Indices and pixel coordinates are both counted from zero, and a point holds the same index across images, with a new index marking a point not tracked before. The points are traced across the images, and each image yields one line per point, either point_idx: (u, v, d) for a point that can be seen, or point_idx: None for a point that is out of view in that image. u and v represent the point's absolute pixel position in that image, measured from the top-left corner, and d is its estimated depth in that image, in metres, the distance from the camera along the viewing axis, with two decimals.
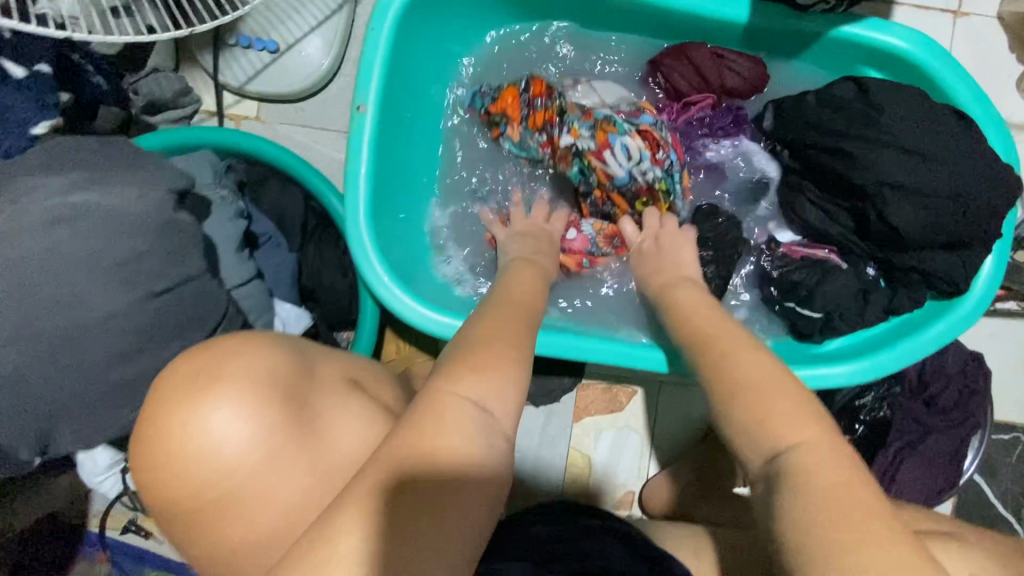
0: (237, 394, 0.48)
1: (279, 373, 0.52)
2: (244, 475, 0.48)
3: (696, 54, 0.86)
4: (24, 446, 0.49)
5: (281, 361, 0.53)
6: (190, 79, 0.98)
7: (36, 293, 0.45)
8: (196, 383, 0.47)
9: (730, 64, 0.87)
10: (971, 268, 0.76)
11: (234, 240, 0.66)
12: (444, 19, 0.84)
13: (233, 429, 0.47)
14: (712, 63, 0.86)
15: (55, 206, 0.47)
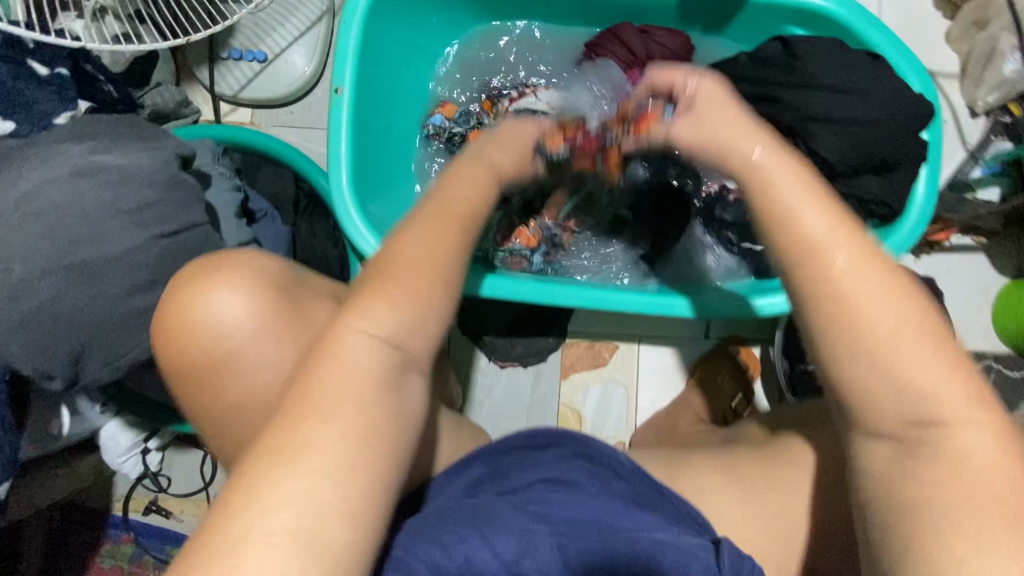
0: (230, 282, 0.55)
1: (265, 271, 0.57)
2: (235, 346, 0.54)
3: (623, 33, 0.95)
4: (59, 370, 0.57)
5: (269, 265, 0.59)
6: (190, 93, 1.10)
7: (66, 233, 0.54)
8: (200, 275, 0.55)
9: (656, 39, 0.94)
10: (901, 187, 0.83)
11: (232, 207, 0.75)
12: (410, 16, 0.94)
13: (228, 307, 0.54)
14: (638, 40, 0.94)
15: (79, 163, 0.56)
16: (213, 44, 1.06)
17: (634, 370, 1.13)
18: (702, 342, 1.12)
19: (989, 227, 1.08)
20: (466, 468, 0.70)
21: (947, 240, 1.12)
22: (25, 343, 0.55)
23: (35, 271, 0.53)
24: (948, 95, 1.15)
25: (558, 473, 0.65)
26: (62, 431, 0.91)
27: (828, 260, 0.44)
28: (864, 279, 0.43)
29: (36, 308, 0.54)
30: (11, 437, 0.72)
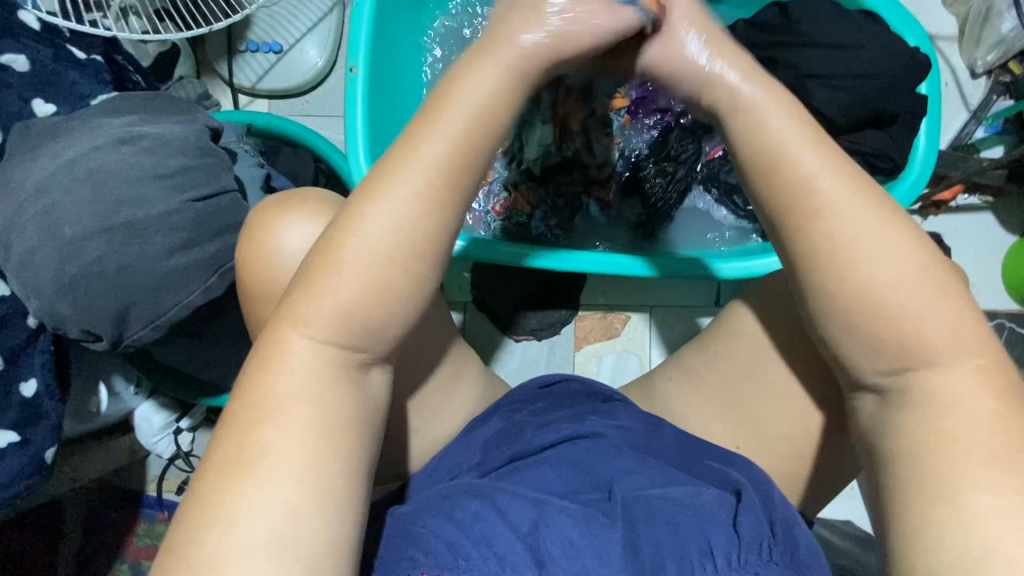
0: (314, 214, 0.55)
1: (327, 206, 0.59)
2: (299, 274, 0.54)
3: None
4: (106, 328, 0.61)
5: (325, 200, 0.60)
6: (210, 86, 1.14)
7: (109, 195, 0.58)
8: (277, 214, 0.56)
9: None
10: (898, 141, 0.85)
11: (257, 180, 0.79)
12: None
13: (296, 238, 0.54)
14: None
15: (120, 133, 0.60)
16: (231, 38, 1.11)
17: (646, 339, 1.15)
18: (714, 309, 1.14)
19: (993, 184, 1.09)
20: (479, 426, 0.69)
21: (954, 199, 1.12)
22: (77, 302, 0.59)
23: (84, 231, 0.57)
24: (948, 58, 1.16)
25: (575, 429, 0.65)
26: (99, 408, 0.95)
27: (865, 200, 0.46)
28: (886, 224, 0.46)
29: (85, 267, 0.58)
30: (58, 405, 0.76)
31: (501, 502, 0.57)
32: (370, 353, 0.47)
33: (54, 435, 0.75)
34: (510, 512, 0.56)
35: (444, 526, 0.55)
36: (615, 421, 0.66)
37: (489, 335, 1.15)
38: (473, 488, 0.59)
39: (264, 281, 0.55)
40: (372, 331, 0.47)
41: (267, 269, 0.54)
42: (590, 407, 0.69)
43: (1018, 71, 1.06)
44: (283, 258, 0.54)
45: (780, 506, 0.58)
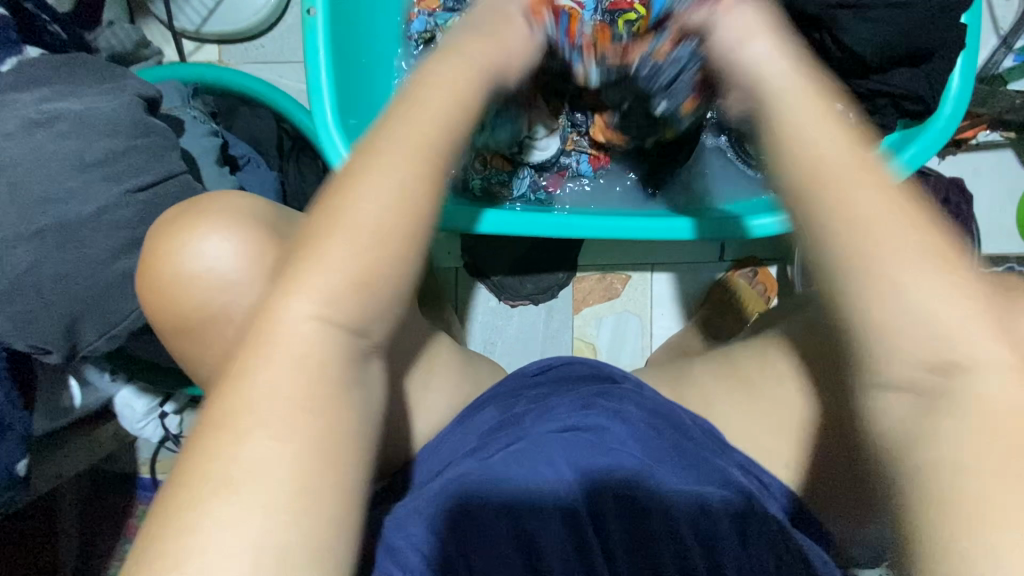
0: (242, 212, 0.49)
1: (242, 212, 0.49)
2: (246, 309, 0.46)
3: None
4: (56, 345, 0.53)
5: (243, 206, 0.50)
6: (148, 32, 0.99)
7: (29, 194, 0.48)
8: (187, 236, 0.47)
9: None
10: (933, 82, 0.76)
11: (212, 153, 0.69)
12: None
13: (219, 256, 0.46)
14: None
15: (32, 112, 0.50)
16: None
17: (648, 299, 1.11)
18: (718, 265, 1.09)
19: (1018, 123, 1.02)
20: (473, 415, 0.64)
21: (973, 138, 1.05)
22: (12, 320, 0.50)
23: (5, 238, 0.48)
24: None
25: (578, 419, 0.59)
26: (74, 402, 0.89)
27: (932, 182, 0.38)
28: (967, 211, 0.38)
29: (15, 280, 0.49)
30: (22, 414, 0.69)
31: (494, 490, 0.52)
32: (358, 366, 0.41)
33: (22, 447, 0.69)
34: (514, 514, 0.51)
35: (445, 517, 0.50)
36: (625, 408, 0.61)
37: (483, 301, 1.09)
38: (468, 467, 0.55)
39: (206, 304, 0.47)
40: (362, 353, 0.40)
41: (210, 274, 0.46)
42: (595, 391, 0.62)
43: None
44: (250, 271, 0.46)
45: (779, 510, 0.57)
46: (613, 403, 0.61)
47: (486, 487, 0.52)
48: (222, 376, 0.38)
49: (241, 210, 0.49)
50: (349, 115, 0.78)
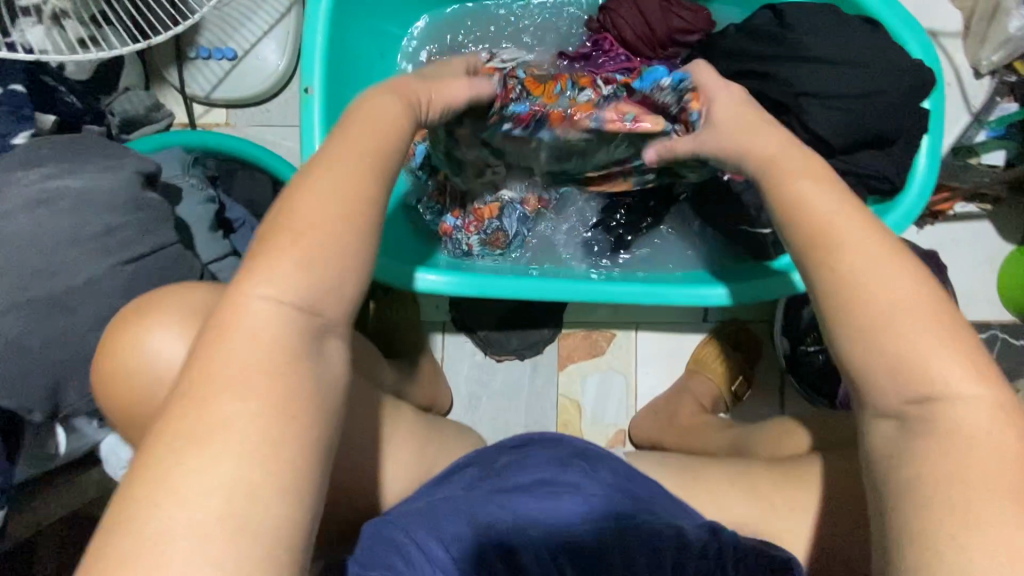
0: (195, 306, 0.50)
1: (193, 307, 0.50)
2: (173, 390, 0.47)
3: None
4: (38, 406, 0.56)
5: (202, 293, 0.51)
6: (161, 96, 1.06)
7: (26, 266, 0.52)
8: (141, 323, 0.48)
9: (678, 10, 0.89)
10: (898, 163, 0.79)
11: (205, 220, 0.73)
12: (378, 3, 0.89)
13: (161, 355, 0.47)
14: (659, 11, 0.89)
15: (36, 190, 0.54)
16: (179, 44, 1.02)
17: (633, 357, 1.12)
18: (702, 326, 1.11)
19: (993, 193, 1.04)
20: (455, 475, 0.66)
21: (950, 208, 1.08)
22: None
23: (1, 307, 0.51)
24: (951, 57, 1.09)
25: (556, 474, 0.62)
26: (58, 450, 0.90)
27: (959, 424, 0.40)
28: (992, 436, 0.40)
29: (5, 346, 0.52)
30: None
31: (459, 539, 0.54)
32: (309, 382, 0.40)
33: None
34: (477, 551, 0.54)
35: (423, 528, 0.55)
36: (599, 471, 0.64)
37: (469, 354, 1.12)
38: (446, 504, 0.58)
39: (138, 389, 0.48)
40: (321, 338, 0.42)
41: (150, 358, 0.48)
42: (572, 451, 0.67)
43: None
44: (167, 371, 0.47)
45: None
46: (588, 464, 0.65)
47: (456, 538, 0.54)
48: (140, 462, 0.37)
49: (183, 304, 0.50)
50: None
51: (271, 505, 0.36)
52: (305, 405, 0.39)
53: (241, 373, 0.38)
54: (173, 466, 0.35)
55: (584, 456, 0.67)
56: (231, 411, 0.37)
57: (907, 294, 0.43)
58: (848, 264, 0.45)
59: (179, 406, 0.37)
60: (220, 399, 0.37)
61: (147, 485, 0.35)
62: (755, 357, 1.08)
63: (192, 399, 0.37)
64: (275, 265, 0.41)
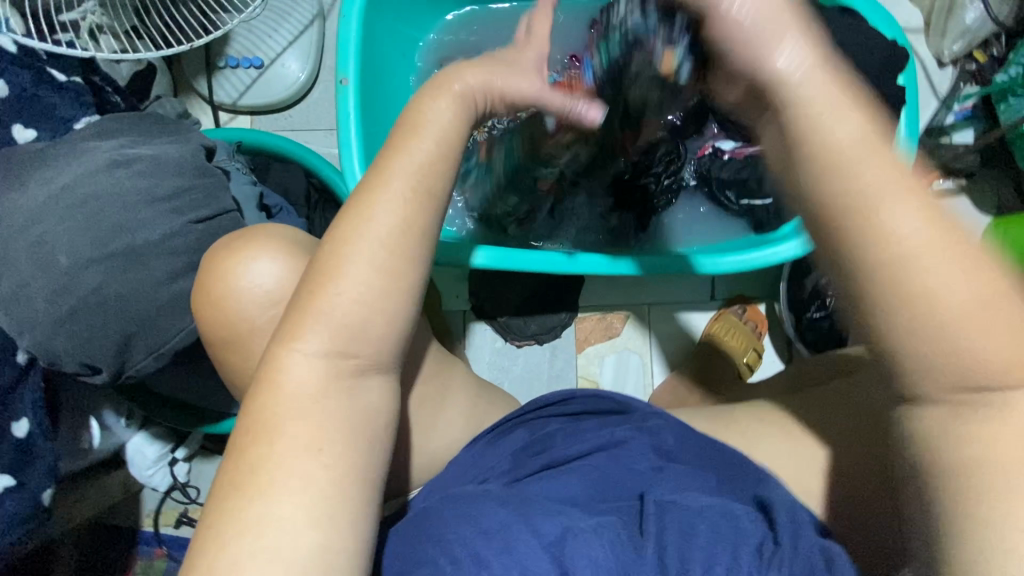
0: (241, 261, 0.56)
1: (285, 239, 0.60)
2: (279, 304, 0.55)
3: None
4: (107, 363, 0.59)
5: (289, 232, 0.61)
6: (189, 105, 1.11)
7: (105, 221, 0.56)
8: (238, 247, 0.57)
9: None
10: (883, 129, 0.88)
11: (253, 198, 0.77)
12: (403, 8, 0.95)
13: (259, 276, 0.56)
14: None
15: (113, 156, 0.58)
16: (209, 55, 1.08)
17: (647, 337, 1.16)
18: (711, 304, 1.16)
19: (967, 168, 1.13)
20: (504, 436, 0.68)
21: (931, 184, 1.16)
22: (73, 335, 0.56)
23: (81, 260, 0.55)
24: (915, 49, 1.20)
25: (610, 438, 0.64)
26: (91, 444, 0.90)
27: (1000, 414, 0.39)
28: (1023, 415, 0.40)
29: (83, 297, 0.55)
30: (52, 444, 0.72)
31: (504, 530, 0.53)
32: (360, 390, 0.50)
33: (49, 477, 0.71)
34: (538, 525, 0.53)
35: (467, 526, 0.53)
36: (660, 435, 0.64)
37: (490, 341, 1.15)
38: (494, 496, 0.57)
39: (236, 311, 0.56)
40: (357, 374, 0.50)
41: (249, 324, 0.55)
42: (623, 418, 0.68)
43: (983, 59, 1.12)
44: (254, 298, 0.55)
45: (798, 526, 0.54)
46: (641, 426, 0.66)
47: (499, 535, 0.52)
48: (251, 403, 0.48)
49: (279, 237, 0.59)
50: (373, 166, 0.87)
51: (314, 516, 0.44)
52: (357, 403, 0.50)
53: (287, 415, 0.47)
54: (238, 506, 0.44)
55: (632, 421, 0.67)
56: (281, 457, 0.45)
57: (969, 297, 0.40)
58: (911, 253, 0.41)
59: (239, 443, 0.46)
60: (273, 444, 0.46)
61: (232, 492, 0.44)
62: (764, 331, 1.13)
63: (253, 432, 0.46)
64: (304, 329, 0.49)
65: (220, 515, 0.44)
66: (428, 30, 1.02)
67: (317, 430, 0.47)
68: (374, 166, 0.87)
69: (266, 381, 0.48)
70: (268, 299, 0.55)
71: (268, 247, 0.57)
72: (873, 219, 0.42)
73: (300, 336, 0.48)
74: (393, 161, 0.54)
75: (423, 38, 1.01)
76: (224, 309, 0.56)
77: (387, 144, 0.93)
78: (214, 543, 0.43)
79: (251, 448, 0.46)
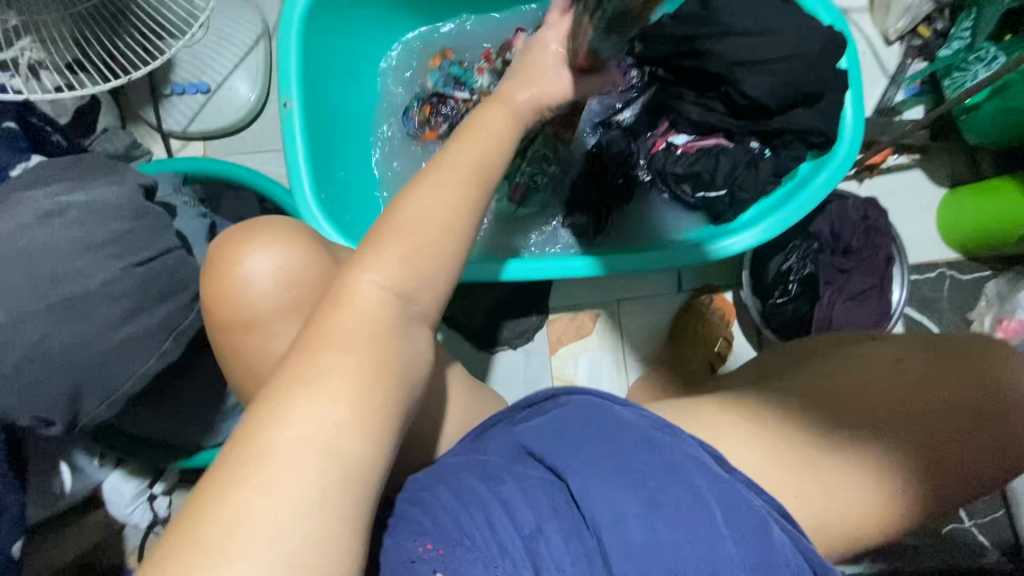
0: (266, 246, 0.57)
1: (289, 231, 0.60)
2: (277, 293, 0.56)
3: None
4: (59, 415, 0.58)
5: (291, 224, 0.61)
6: (138, 134, 1.09)
7: (41, 274, 0.55)
8: (242, 238, 0.58)
9: None
10: (828, 114, 0.89)
11: (202, 231, 0.77)
12: (346, 24, 0.94)
13: (261, 265, 0.56)
14: None
15: (45, 206, 0.57)
16: (154, 83, 1.07)
17: (618, 333, 1.17)
18: (679, 295, 1.17)
19: (918, 143, 1.15)
20: (484, 433, 0.63)
21: (885, 161, 1.18)
22: (18, 390, 0.55)
23: (18, 315, 0.54)
24: (861, 28, 1.21)
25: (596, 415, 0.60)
26: (64, 489, 0.89)
27: None
28: None
29: (25, 352, 0.54)
30: (17, 496, 0.71)
31: (483, 509, 0.51)
32: (402, 346, 0.47)
33: (17, 528, 0.70)
34: (515, 510, 0.51)
35: (448, 499, 0.52)
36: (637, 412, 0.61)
37: (463, 350, 1.15)
38: (475, 468, 0.56)
39: (237, 304, 0.57)
40: (409, 322, 0.48)
41: (249, 313, 0.56)
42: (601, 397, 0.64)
43: (928, 34, 1.14)
44: (260, 284, 0.56)
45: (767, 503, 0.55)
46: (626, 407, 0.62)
47: (481, 508, 0.51)
48: (285, 371, 0.42)
49: (284, 231, 0.59)
50: (325, 188, 0.86)
51: (343, 508, 0.38)
52: (398, 360, 0.46)
53: (325, 374, 0.41)
54: (238, 491, 0.36)
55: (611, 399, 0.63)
56: (302, 428, 0.38)
57: None
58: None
59: (251, 413, 0.40)
60: (290, 420, 0.39)
61: (215, 494, 0.36)
62: (732, 318, 1.15)
63: (280, 398, 0.40)
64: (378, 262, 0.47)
65: (213, 495, 0.36)
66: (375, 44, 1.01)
67: (366, 383, 0.42)
68: (325, 187, 0.86)
69: (323, 323, 0.45)
70: (275, 286, 0.56)
71: (269, 240, 0.58)
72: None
73: (370, 268, 0.47)
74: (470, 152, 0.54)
75: (372, 53, 1.00)
76: (248, 288, 0.56)
77: (339, 162, 0.92)
78: (206, 536, 0.34)
79: (275, 409, 0.39)
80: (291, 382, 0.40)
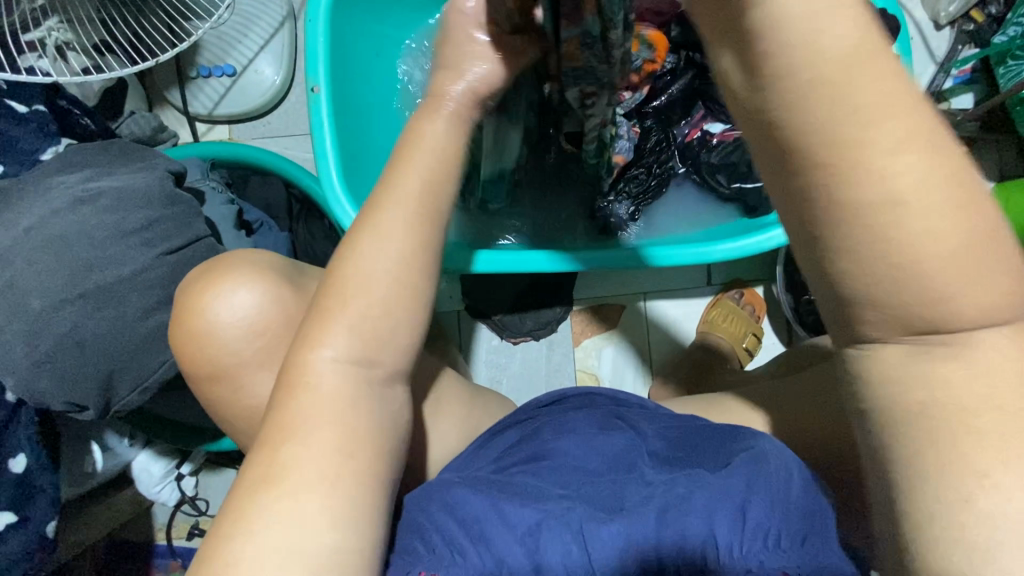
0: (236, 285, 0.56)
1: (262, 268, 0.58)
2: (253, 339, 0.55)
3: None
4: (92, 401, 0.58)
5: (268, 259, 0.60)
6: (165, 118, 1.09)
7: (74, 261, 0.55)
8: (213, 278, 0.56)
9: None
10: None
11: (230, 218, 0.76)
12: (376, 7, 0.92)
13: (232, 307, 0.55)
14: None
15: (77, 192, 0.57)
16: (180, 65, 1.06)
17: (644, 326, 1.15)
18: (708, 289, 1.14)
19: (967, 134, 1.10)
20: (497, 437, 0.67)
21: None
22: (53, 376, 0.55)
23: (51, 303, 0.54)
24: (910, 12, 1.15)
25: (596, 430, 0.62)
26: (95, 468, 0.91)
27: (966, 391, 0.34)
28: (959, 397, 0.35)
29: (59, 339, 0.54)
30: (50, 476, 0.72)
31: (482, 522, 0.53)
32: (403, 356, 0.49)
33: (52, 509, 0.71)
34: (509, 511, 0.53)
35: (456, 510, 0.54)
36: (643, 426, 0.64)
37: (486, 340, 1.14)
38: (478, 480, 0.58)
39: (210, 358, 0.55)
40: (383, 384, 0.50)
41: (228, 362, 0.55)
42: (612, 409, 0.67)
43: (981, 18, 1.08)
44: (230, 332, 0.55)
45: (772, 485, 0.53)
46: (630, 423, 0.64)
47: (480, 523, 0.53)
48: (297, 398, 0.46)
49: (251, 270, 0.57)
50: (353, 177, 0.85)
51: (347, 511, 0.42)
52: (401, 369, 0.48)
53: (317, 405, 0.46)
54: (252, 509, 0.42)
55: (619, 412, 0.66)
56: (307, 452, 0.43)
57: (955, 244, 0.32)
58: (868, 146, 0.32)
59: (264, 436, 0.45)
60: (286, 437, 0.44)
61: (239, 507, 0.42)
62: (762, 314, 1.12)
63: (274, 426, 0.45)
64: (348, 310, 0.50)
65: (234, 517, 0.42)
66: (406, 29, 0.98)
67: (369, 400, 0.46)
68: (352, 175, 0.85)
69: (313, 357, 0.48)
70: (247, 332, 0.55)
71: (239, 280, 0.56)
72: (859, 146, 0.32)
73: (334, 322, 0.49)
74: (384, 195, 0.54)
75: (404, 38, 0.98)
76: (215, 343, 0.55)
77: (366, 149, 0.91)
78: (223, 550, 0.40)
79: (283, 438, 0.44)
80: (299, 406, 0.46)
